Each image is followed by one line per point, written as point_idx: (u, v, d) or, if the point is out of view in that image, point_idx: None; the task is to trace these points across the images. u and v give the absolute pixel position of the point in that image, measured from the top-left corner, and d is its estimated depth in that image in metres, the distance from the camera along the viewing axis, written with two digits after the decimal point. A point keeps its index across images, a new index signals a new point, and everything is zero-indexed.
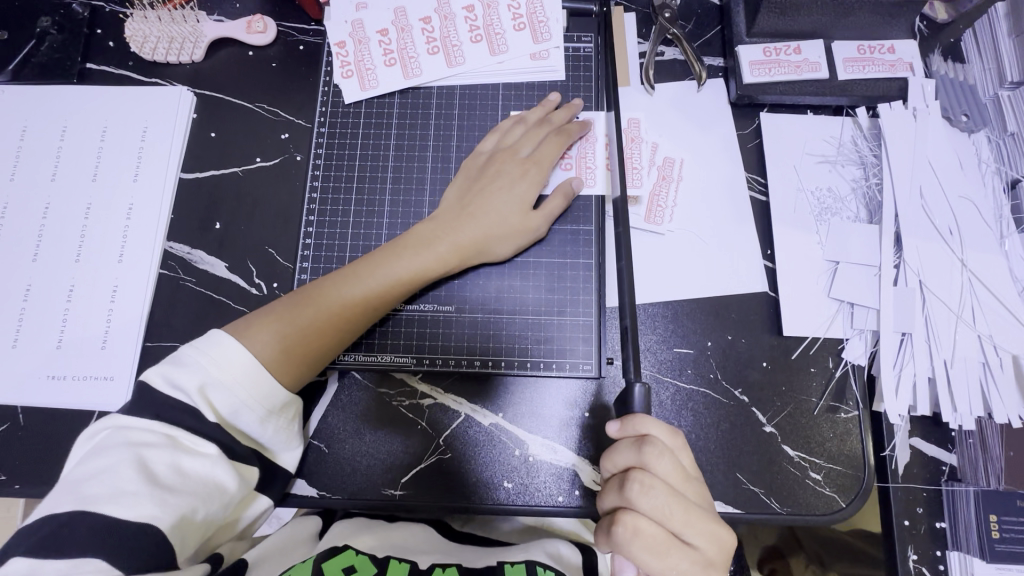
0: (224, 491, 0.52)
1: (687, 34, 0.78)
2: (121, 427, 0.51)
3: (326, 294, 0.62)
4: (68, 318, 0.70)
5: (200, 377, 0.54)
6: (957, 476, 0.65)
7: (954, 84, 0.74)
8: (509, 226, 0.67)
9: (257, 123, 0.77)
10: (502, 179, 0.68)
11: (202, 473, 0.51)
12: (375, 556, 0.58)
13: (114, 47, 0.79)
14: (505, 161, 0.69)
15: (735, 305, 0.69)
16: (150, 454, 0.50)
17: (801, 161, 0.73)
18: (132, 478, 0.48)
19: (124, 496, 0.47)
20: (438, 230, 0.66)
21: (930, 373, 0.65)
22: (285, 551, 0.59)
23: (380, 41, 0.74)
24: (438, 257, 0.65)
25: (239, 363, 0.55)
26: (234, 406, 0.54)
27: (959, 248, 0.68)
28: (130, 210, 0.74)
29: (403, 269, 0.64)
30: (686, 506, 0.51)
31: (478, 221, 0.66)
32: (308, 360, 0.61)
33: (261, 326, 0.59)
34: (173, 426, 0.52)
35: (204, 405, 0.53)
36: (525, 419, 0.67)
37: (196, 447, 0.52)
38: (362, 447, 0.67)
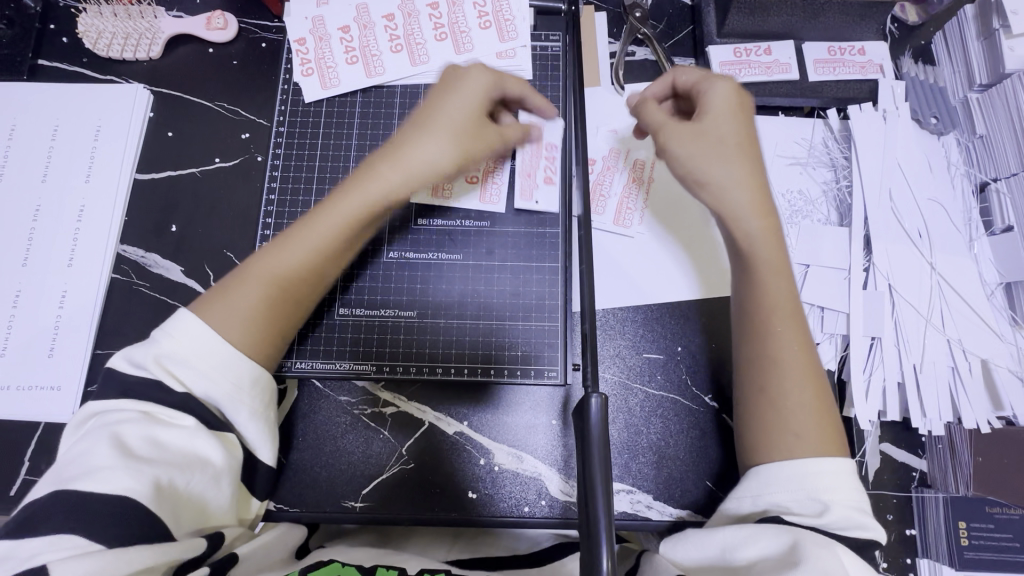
0: (208, 464, 0.48)
1: (658, 34, 0.77)
2: (96, 413, 0.47)
3: (282, 262, 0.55)
4: (14, 324, 0.67)
5: (153, 349, 0.49)
6: (927, 482, 0.64)
7: (924, 85, 0.73)
8: (452, 140, 0.58)
9: (217, 122, 0.74)
10: (449, 89, 0.60)
11: (181, 446, 0.47)
12: (363, 565, 0.51)
13: (68, 43, 0.76)
14: (444, 75, 0.62)
15: (743, 207, 0.58)
16: (123, 430, 0.45)
17: (771, 163, 0.72)
18: (106, 454, 0.43)
19: (97, 473, 0.42)
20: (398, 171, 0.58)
21: (899, 377, 0.65)
22: (272, 560, 0.52)
23: (342, 38, 0.72)
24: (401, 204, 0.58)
25: (201, 342, 0.50)
26: (199, 377, 0.49)
27: (929, 251, 0.68)
28: (82, 212, 0.71)
29: (367, 220, 0.57)
30: None
31: (427, 146, 0.58)
32: (278, 326, 0.55)
33: (222, 305, 0.52)
34: (148, 402, 0.48)
35: (169, 378, 0.49)
36: (490, 426, 0.65)
37: (172, 420, 0.47)
38: (324, 457, 0.64)
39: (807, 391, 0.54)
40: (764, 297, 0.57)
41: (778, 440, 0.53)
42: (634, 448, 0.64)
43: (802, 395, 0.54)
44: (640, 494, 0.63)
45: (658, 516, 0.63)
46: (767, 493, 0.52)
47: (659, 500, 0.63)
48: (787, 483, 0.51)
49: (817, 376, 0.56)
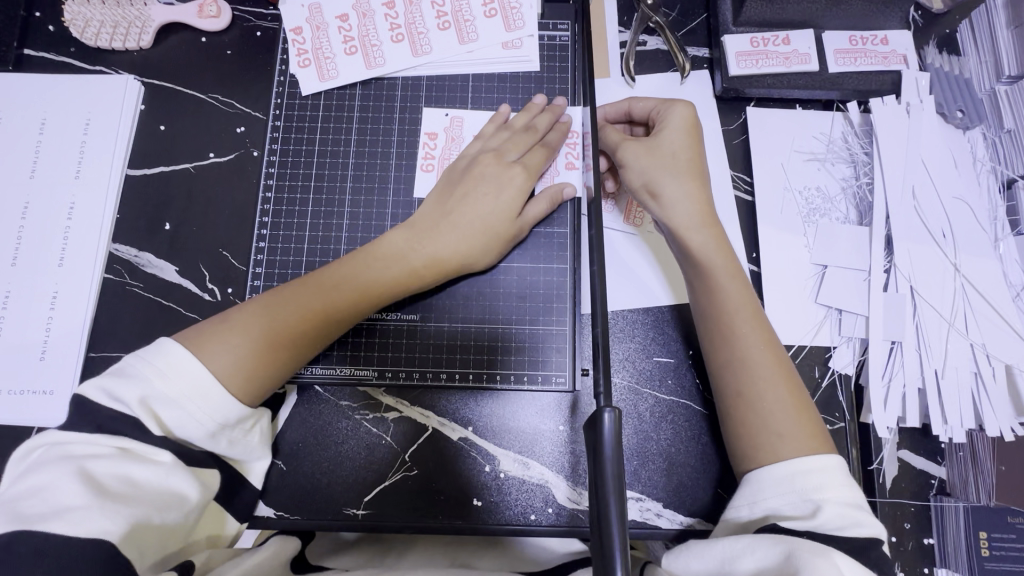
0: (184, 501, 0.48)
1: (671, 22, 0.73)
2: (58, 443, 0.46)
3: (286, 303, 0.57)
4: (4, 327, 0.65)
5: (141, 389, 0.48)
6: (946, 490, 0.62)
7: (949, 77, 0.70)
8: (487, 243, 0.62)
9: (211, 116, 0.72)
10: (485, 183, 0.62)
11: (157, 483, 0.47)
12: None
13: (54, 32, 0.73)
14: (488, 167, 0.63)
15: (690, 217, 0.60)
16: (95, 466, 0.44)
17: (788, 159, 0.69)
18: (76, 492, 0.42)
19: (67, 512, 0.41)
20: (413, 241, 0.61)
21: (920, 383, 0.62)
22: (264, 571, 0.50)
23: (340, 27, 0.69)
24: (413, 271, 0.60)
25: (181, 365, 0.50)
26: (182, 418, 0.49)
27: (952, 252, 0.65)
28: (72, 210, 0.68)
29: (381, 279, 0.59)
30: None
31: (454, 234, 0.61)
32: (270, 373, 0.55)
33: (219, 337, 0.53)
34: (122, 438, 0.47)
35: (146, 417, 0.48)
36: (495, 433, 0.63)
37: (149, 456, 0.47)
38: (323, 463, 0.63)
39: (782, 388, 0.54)
40: (728, 302, 0.57)
41: (767, 442, 0.52)
42: (644, 456, 0.62)
43: (778, 390, 0.54)
44: (649, 502, 0.62)
45: (668, 524, 0.61)
46: (763, 499, 0.50)
47: (669, 508, 0.61)
48: (783, 486, 0.50)
49: (788, 369, 0.56)
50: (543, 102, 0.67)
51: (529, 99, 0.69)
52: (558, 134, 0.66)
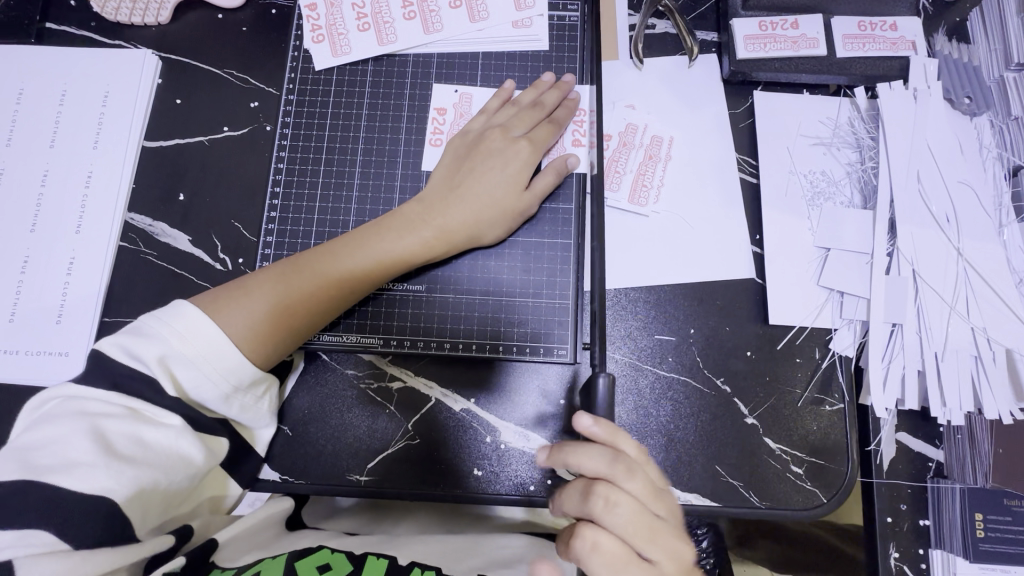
0: (190, 464, 0.49)
1: (680, 6, 0.74)
2: (73, 397, 0.48)
3: (298, 272, 0.58)
4: (22, 291, 0.67)
5: (162, 348, 0.50)
6: (943, 473, 0.62)
7: (958, 64, 0.70)
8: (495, 213, 0.63)
9: (226, 90, 0.73)
10: (493, 158, 0.64)
11: (164, 445, 0.48)
12: (352, 552, 0.54)
13: (75, 6, 0.75)
14: (497, 141, 0.65)
15: None
16: (106, 425, 0.46)
17: (794, 143, 0.70)
18: (87, 449, 0.44)
19: (77, 467, 0.43)
20: (425, 213, 0.63)
21: (919, 365, 0.63)
22: (258, 539, 0.55)
23: (355, 5, 0.70)
24: (422, 241, 0.62)
25: (197, 326, 0.51)
26: (198, 379, 0.51)
27: (956, 237, 0.65)
28: (90, 179, 0.70)
29: (391, 250, 0.61)
30: (652, 525, 0.46)
31: (464, 207, 0.63)
32: (283, 337, 0.56)
33: (233, 302, 0.55)
34: (133, 399, 0.48)
35: (164, 377, 0.49)
36: (497, 404, 0.64)
37: (158, 418, 0.48)
38: (328, 430, 0.64)
39: None
40: None
41: None
42: (643, 430, 0.63)
43: None
44: None
45: None
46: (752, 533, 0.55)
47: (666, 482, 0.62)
48: None
49: None
50: (551, 79, 0.68)
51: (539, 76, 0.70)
52: (566, 111, 0.67)
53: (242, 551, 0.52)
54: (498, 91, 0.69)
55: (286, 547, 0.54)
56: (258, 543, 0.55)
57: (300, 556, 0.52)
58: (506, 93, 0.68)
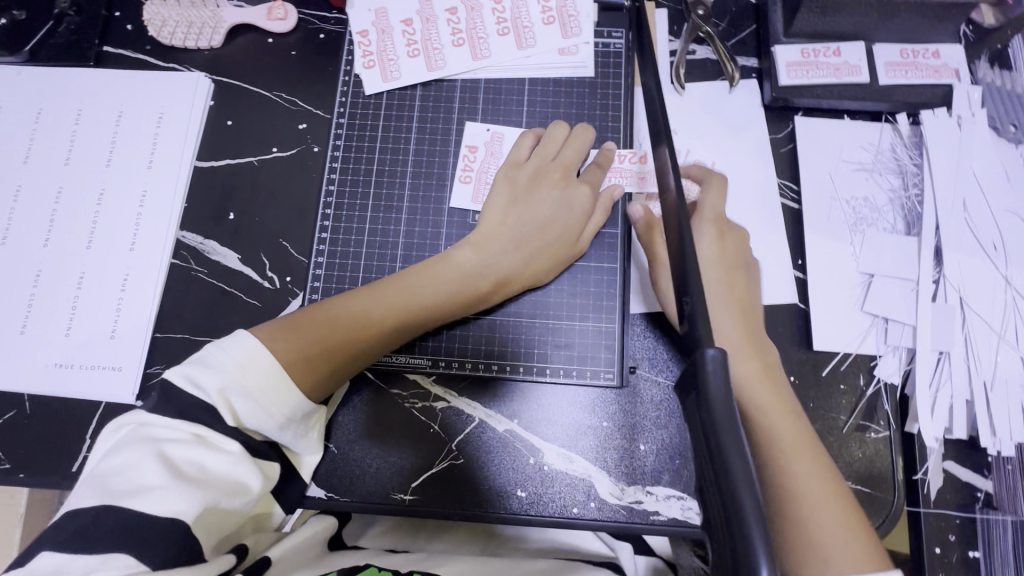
0: (247, 491, 0.50)
1: (721, 33, 0.75)
2: (143, 423, 0.49)
3: (349, 311, 0.59)
4: (78, 306, 0.69)
5: (222, 380, 0.50)
6: (993, 504, 0.62)
7: (1002, 92, 0.71)
8: (543, 260, 0.64)
9: (276, 113, 0.75)
10: (541, 202, 0.65)
11: (226, 472, 0.49)
12: (399, 571, 0.54)
13: (132, 30, 0.78)
14: (553, 183, 0.66)
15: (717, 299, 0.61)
16: (172, 451, 0.47)
17: (837, 168, 0.70)
18: (158, 474, 0.45)
19: (148, 491, 0.44)
20: (480, 257, 0.63)
21: (968, 394, 0.62)
22: (306, 553, 0.55)
23: (404, 31, 0.72)
24: (475, 288, 0.62)
25: (256, 359, 0.52)
26: (256, 410, 0.51)
27: (1003, 265, 0.65)
28: (144, 198, 0.72)
29: (443, 295, 0.62)
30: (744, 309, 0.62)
31: (516, 253, 0.63)
32: (329, 376, 0.57)
33: (286, 338, 0.55)
34: (199, 425, 0.49)
35: (224, 407, 0.50)
36: (541, 426, 0.65)
37: (219, 445, 0.49)
38: (373, 448, 0.65)
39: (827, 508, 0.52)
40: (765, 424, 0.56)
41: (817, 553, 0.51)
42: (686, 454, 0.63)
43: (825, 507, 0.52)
44: (690, 501, 0.62)
45: None
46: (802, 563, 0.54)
47: None
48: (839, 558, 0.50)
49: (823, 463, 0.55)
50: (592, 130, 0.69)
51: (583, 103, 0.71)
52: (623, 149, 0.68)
53: (295, 563, 0.52)
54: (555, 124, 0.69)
55: (335, 563, 0.55)
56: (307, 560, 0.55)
57: (350, 571, 0.52)
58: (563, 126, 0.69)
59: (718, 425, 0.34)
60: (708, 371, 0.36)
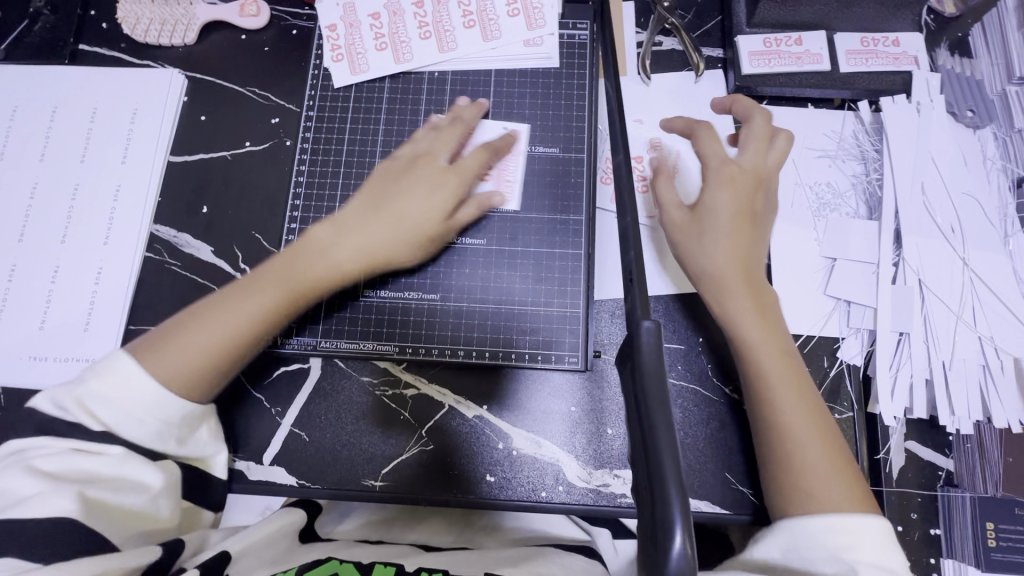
0: (144, 486, 0.52)
1: (686, 24, 0.76)
2: (21, 448, 0.51)
3: (271, 279, 0.58)
4: (52, 300, 0.69)
5: (76, 389, 0.51)
6: (953, 482, 0.63)
7: (960, 78, 0.72)
8: (435, 220, 0.62)
9: (249, 108, 0.76)
10: (439, 159, 0.64)
11: (111, 474, 0.50)
12: (361, 562, 0.53)
13: (107, 28, 0.79)
14: (447, 141, 0.66)
15: (726, 268, 0.59)
16: (107, 435, 0.49)
17: (800, 155, 0.71)
18: (26, 483, 0.47)
19: (77, 478, 0.46)
20: (359, 217, 0.61)
21: (927, 373, 0.63)
22: (272, 549, 0.55)
23: (372, 25, 0.73)
24: (364, 247, 0.60)
25: (122, 373, 0.52)
26: (119, 415, 0.51)
27: (961, 247, 0.66)
28: (118, 193, 0.73)
29: (332, 262, 0.60)
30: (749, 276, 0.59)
31: (406, 212, 0.61)
32: (238, 356, 0.56)
33: (184, 340, 0.54)
34: (72, 438, 0.51)
35: (84, 414, 0.51)
36: (510, 411, 0.66)
37: (96, 449, 0.51)
38: (344, 436, 0.65)
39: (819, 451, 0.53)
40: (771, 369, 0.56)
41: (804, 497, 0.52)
42: None
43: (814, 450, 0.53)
44: None
45: None
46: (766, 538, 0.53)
47: None
48: (816, 542, 0.49)
49: (829, 435, 0.54)
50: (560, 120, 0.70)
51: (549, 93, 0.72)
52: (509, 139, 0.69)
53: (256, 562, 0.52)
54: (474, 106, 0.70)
55: (297, 556, 0.54)
56: (269, 554, 0.54)
57: (310, 566, 0.51)
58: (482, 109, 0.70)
59: (645, 396, 0.35)
60: (644, 342, 0.37)
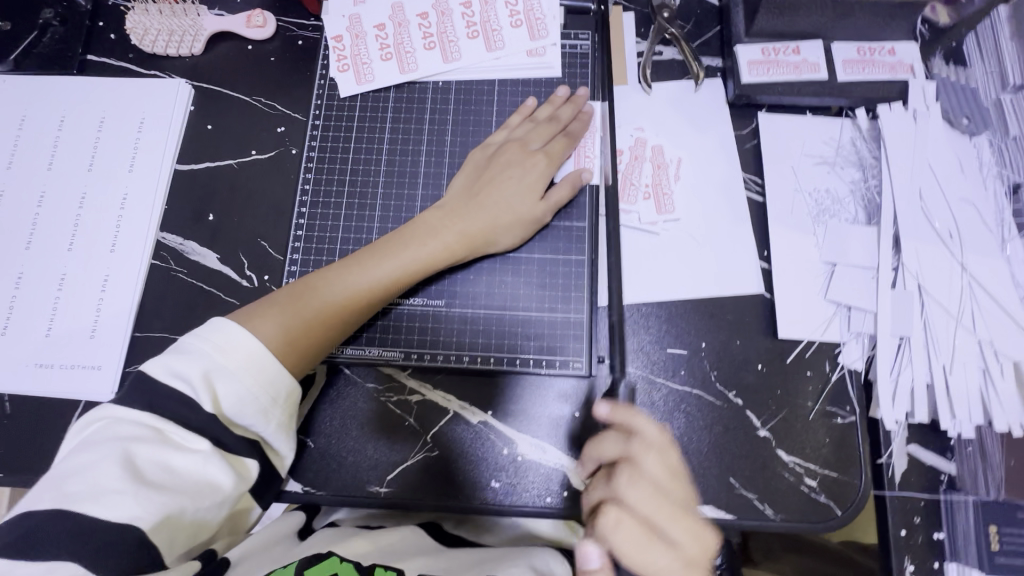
0: (219, 490, 0.52)
1: (687, 34, 0.78)
2: (115, 421, 0.51)
3: (332, 281, 0.62)
4: (58, 307, 0.70)
5: (204, 364, 0.53)
6: (956, 486, 0.63)
7: (955, 86, 0.73)
8: (512, 220, 0.67)
9: (255, 117, 0.77)
10: (511, 169, 0.68)
11: (191, 471, 0.51)
12: (360, 563, 0.55)
13: (115, 39, 0.80)
14: (514, 153, 0.69)
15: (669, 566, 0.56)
16: (138, 450, 0.49)
17: (799, 162, 0.72)
18: (116, 475, 0.47)
19: (105, 495, 0.47)
20: (443, 219, 0.66)
21: (928, 377, 0.64)
22: (274, 550, 0.58)
23: (378, 36, 0.75)
24: (443, 245, 0.65)
25: (231, 338, 0.54)
26: (239, 395, 0.53)
27: (959, 252, 0.67)
28: (125, 201, 0.74)
29: (409, 260, 0.64)
30: (665, 502, 0.58)
31: (484, 212, 0.66)
32: (310, 349, 0.59)
33: (265, 316, 0.58)
34: (164, 421, 0.51)
35: (206, 394, 0.52)
36: (514, 417, 0.66)
37: (185, 443, 0.51)
38: (349, 442, 0.66)
39: None
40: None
41: None
42: None
43: None
44: None
45: None
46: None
47: None
48: None
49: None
50: (566, 93, 0.72)
51: (555, 90, 0.74)
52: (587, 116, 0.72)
53: (261, 562, 0.55)
54: (520, 109, 0.73)
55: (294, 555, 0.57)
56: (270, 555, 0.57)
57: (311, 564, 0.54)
58: (577, 101, 0.72)
59: None
60: None
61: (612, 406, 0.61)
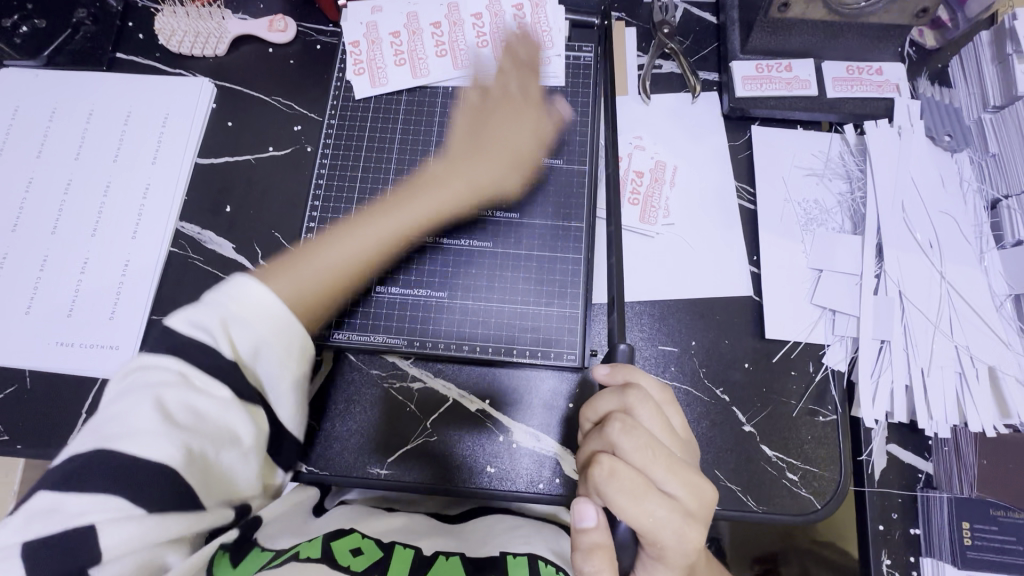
0: (240, 439, 0.48)
1: (685, 49, 0.82)
2: (145, 367, 0.47)
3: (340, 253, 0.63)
4: (81, 289, 0.73)
5: (221, 311, 0.49)
6: (932, 483, 0.66)
7: (939, 105, 0.77)
8: (506, 165, 0.73)
9: (273, 115, 0.81)
10: (510, 112, 0.75)
11: (217, 417, 0.47)
12: (381, 541, 0.56)
13: (144, 39, 0.84)
14: (506, 99, 0.75)
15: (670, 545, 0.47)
16: (166, 395, 0.45)
17: (788, 173, 0.76)
18: (146, 418, 0.44)
19: (135, 435, 0.43)
20: (446, 171, 0.73)
21: (908, 379, 0.67)
22: (295, 518, 0.59)
23: (393, 42, 0.79)
24: (451, 193, 0.72)
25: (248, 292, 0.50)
26: (256, 344, 0.49)
27: (939, 262, 0.70)
28: (147, 191, 0.78)
29: (413, 215, 0.70)
30: (669, 457, 0.48)
31: (484, 162, 0.73)
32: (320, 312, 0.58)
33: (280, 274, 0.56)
34: (189, 364, 0.47)
35: (223, 341, 0.48)
36: (510, 405, 0.69)
37: (208, 388, 0.47)
38: (352, 425, 0.69)
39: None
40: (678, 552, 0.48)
41: None
42: None
43: None
44: None
45: None
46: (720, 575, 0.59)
47: None
48: None
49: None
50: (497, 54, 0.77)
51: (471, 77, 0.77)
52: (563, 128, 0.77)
53: (284, 528, 0.56)
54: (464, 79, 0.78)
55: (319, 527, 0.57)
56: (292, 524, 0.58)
57: (335, 537, 0.55)
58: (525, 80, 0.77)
59: None
60: None
61: (610, 365, 0.56)
